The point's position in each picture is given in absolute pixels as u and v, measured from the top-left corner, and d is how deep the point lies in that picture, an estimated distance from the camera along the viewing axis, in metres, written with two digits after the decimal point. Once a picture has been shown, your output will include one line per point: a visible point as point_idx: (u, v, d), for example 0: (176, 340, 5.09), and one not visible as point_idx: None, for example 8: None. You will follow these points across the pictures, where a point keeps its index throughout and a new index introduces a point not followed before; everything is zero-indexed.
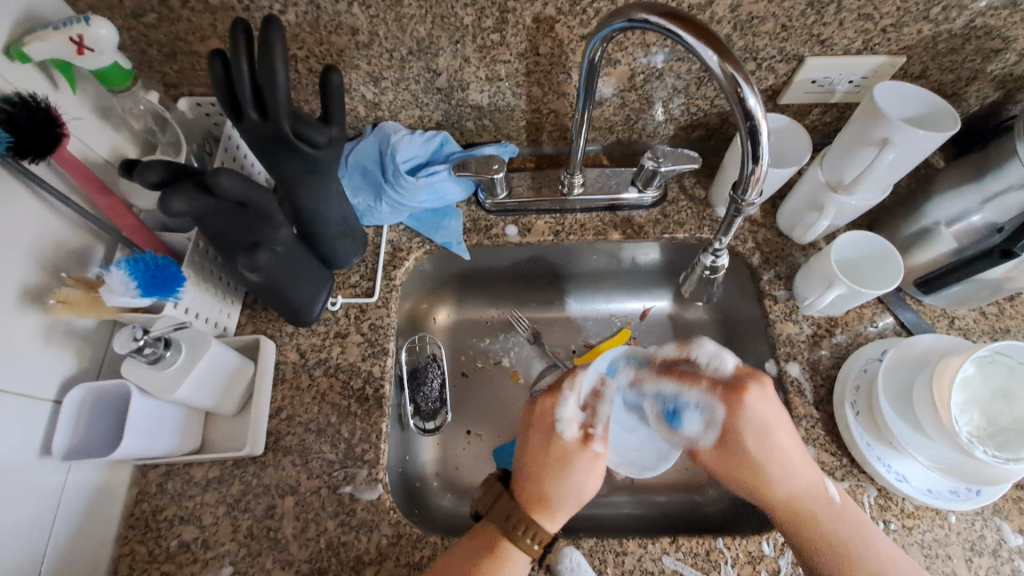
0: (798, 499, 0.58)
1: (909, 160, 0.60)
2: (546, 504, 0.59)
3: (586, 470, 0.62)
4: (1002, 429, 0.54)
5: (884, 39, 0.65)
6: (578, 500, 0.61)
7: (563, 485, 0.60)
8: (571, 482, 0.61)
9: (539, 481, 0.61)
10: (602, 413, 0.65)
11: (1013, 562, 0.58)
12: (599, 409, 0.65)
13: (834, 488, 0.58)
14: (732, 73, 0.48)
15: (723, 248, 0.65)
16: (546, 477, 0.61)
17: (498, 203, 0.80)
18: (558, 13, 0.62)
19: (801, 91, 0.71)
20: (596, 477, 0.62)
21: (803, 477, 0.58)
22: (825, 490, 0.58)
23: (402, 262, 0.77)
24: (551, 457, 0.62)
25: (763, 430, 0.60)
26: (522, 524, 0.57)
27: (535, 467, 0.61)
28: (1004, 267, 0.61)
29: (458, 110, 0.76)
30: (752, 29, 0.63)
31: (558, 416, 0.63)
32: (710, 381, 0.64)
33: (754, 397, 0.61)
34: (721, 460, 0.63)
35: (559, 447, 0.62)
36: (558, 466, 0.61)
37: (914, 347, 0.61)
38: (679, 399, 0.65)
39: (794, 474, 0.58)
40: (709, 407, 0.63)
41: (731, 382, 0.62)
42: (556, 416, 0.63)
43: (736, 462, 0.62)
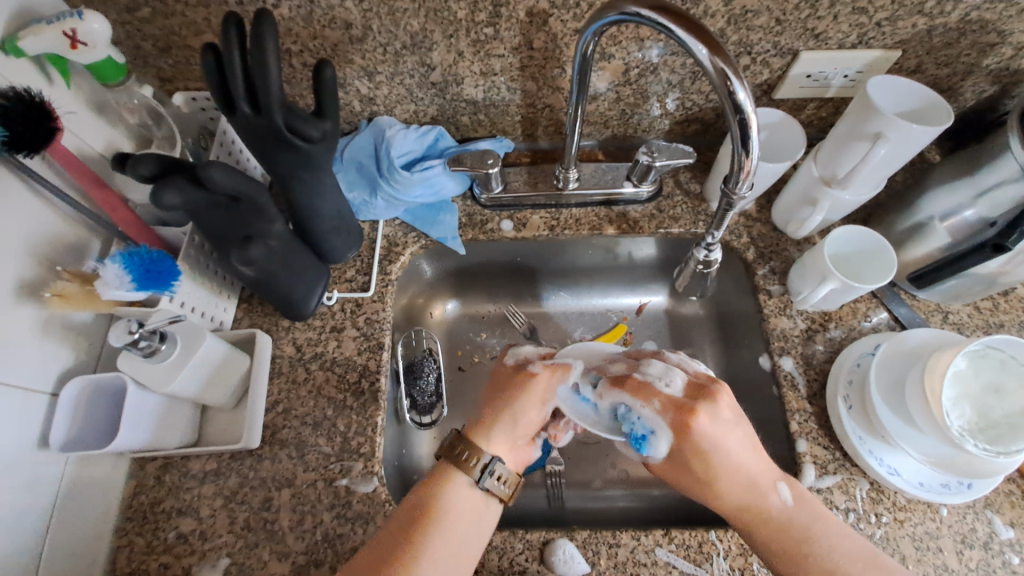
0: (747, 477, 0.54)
1: (902, 153, 0.60)
2: (486, 425, 0.60)
3: (523, 390, 0.61)
4: (993, 422, 0.54)
5: (879, 33, 0.64)
6: (517, 423, 0.60)
7: (498, 411, 0.61)
8: (511, 408, 0.60)
9: (485, 406, 0.62)
10: (554, 350, 0.63)
11: (1004, 555, 0.58)
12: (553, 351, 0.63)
13: (788, 489, 0.54)
14: (722, 66, 0.48)
15: (716, 242, 0.65)
16: (494, 400, 0.62)
17: (492, 198, 0.80)
18: (552, 6, 0.62)
19: (796, 85, 0.71)
20: (538, 402, 0.61)
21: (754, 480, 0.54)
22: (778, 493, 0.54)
23: (398, 257, 0.77)
24: (498, 387, 0.63)
25: (709, 449, 0.54)
26: (470, 452, 0.58)
27: (486, 399, 0.63)
28: (998, 261, 0.61)
29: (453, 105, 0.76)
30: (746, 23, 0.63)
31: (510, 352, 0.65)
32: (665, 399, 0.55)
33: (704, 426, 0.53)
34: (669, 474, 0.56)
35: (503, 377, 0.63)
36: (498, 395, 0.62)
37: (908, 341, 0.61)
38: (633, 416, 0.56)
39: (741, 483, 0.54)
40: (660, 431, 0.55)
41: (682, 402, 0.55)
42: (509, 352, 0.66)
43: (684, 480, 0.55)
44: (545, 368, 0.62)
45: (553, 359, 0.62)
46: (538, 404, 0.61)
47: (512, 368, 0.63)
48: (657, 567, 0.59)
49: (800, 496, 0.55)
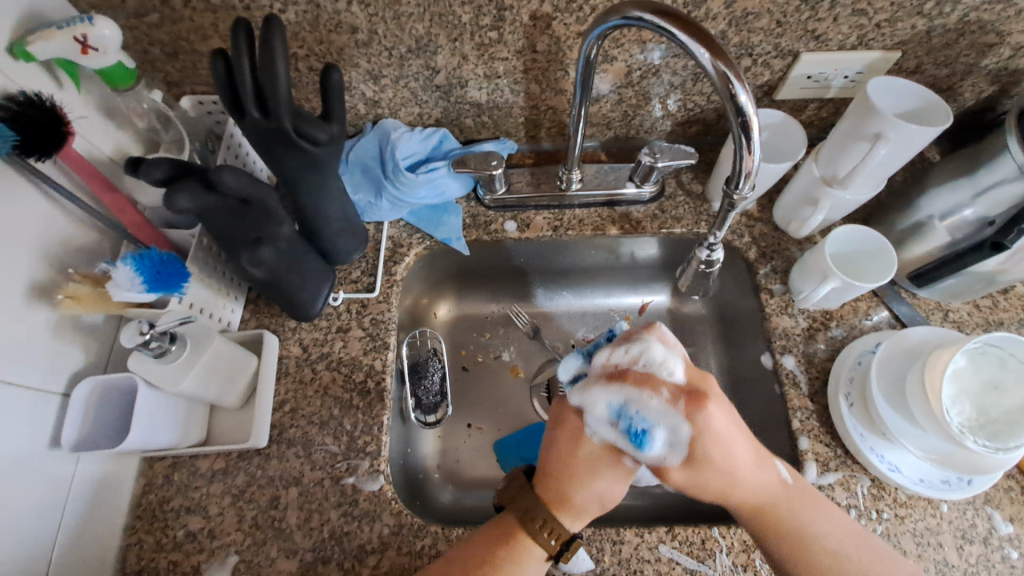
0: (754, 470, 0.53)
1: (903, 154, 0.60)
2: (573, 510, 0.54)
3: (621, 482, 0.54)
4: (992, 419, 0.55)
5: (879, 34, 0.65)
6: (605, 510, 0.56)
7: (591, 496, 0.54)
8: (606, 495, 0.55)
9: (575, 487, 0.54)
10: (654, 442, 0.56)
11: (1003, 550, 0.59)
12: (652, 438, 0.56)
13: (785, 469, 0.56)
14: (723, 70, 0.48)
15: (717, 242, 0.66)
16: (584, 484, 0.54)
17: (496, 199, 0.80)
18: (555, 10, 0.63)
19: (797, 86, 0.72)
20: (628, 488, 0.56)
21: (759, 482, 0.53)
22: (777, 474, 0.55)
23: (403, 257, 0.78)
24: (587, 470, 0.54)
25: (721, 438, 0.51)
26: (546, 525, 0.54)
27: (574, 476, 0.54)
28: (997, 260, 0.61)
29: (457, 107, 0.77)
30: (747, 25, 0.64)
31: (587, 425, 0.54)
32: (672, 387, 0.52)
33: (715, 409, 0.51)
34: (717, 422, 0.51)
35: (593, 460, 0.54)
36: (587, 474, 0.54)
37: (908, 339, 0.62)
38: (632, 410, 0.51)
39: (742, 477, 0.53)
40: (670, 420, 0.51)
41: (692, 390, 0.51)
42: (588, 426, 0.53)
43: (705, 474, 0.52)
44: (641, 462, 0.55)
45: (650, 453, 0.55)
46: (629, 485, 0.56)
47: (603, 450, 0.54)
48: (660, 563, 0.60)
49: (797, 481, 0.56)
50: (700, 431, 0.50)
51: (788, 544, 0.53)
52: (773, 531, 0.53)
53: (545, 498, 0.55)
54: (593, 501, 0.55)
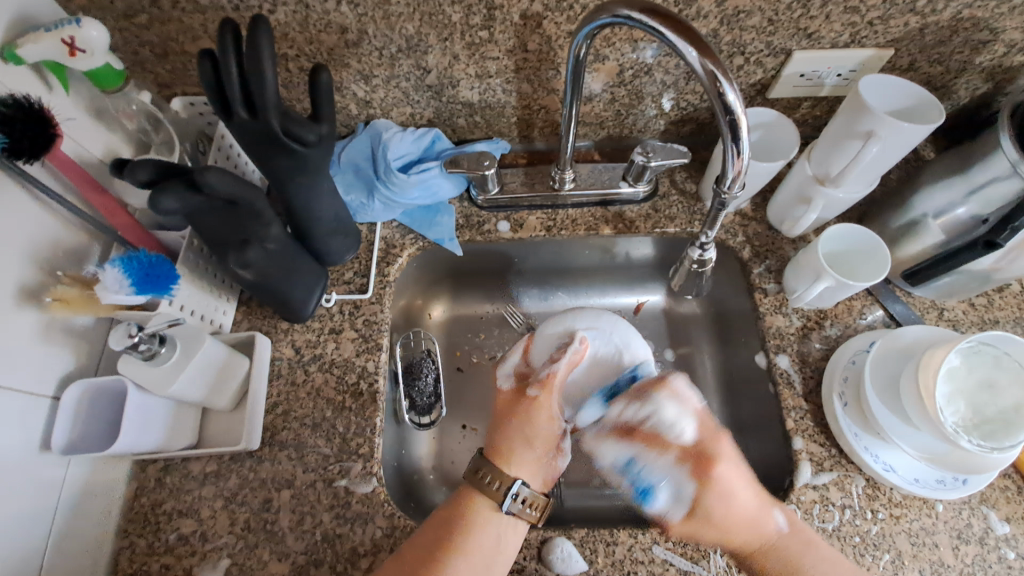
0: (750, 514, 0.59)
1: (894, 152, 0.60)
2: (503, 452, 0.64)
3: (530, 410, 0.67)
4: (987, 419, 0.55)
5: (871, 32, 0.65)
6: (533, 444, 0.65)
7: (512, 434, 0.66)
8: (525, 431, 0.66)
9: (499, 435, 0.66)
10: (554, 366, 0.69)
11: (999, 550, 0.59)
12: (558, 364, 0.69)
13: (783, 516, 0.59)
14: (711, 69, 0.48)
15: (710, 241, 0.65)
16: (504, 426, 0.67)
17: (490, 199, 0.80)
18: (546, 9, 0.63)
19: (790, 84, 0.71)
20: (547, 416, 0.67)
21: (754, 524, 0.59)
22: (771, 521, 0.59)
23: (396, 258, 0.78)
24: (506, 412, 0.69)
25: (724, 492, 0.61)
26: (492, 477, 0.62)
27: (500, 425, 0.67)
28: (991, 258, 0.61)
29: (449, 107, 0.76)
30: (739, 23, 0.63)
31: (498, 372, 0.72)
32: (680, 450, 0.64)
33: (721, 450, 0.64)
34: (732, 479, 0.62)
35: (505, 401, 0.70)
36: (506, 415, 0.68)
37: (902, 338, 0.61)
38: (639, 466, 0.65)
39: (734, 519, 0.59)
40: (680, 483, 0.63)
41: (699, 453, 0.64)
42: (497, 376, 0.72)
43: (701, 526, 0.60)
44: (541, 389, 0.68)
45: (549, 376, 0.68)
46: (548, 414, 0.67)
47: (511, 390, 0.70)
48: (654, 564, 0.59)
49: (796, 522, 0.59)
50: (704, 491, 0.62)
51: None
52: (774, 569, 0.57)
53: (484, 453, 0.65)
54: (513, 444, 0.65)
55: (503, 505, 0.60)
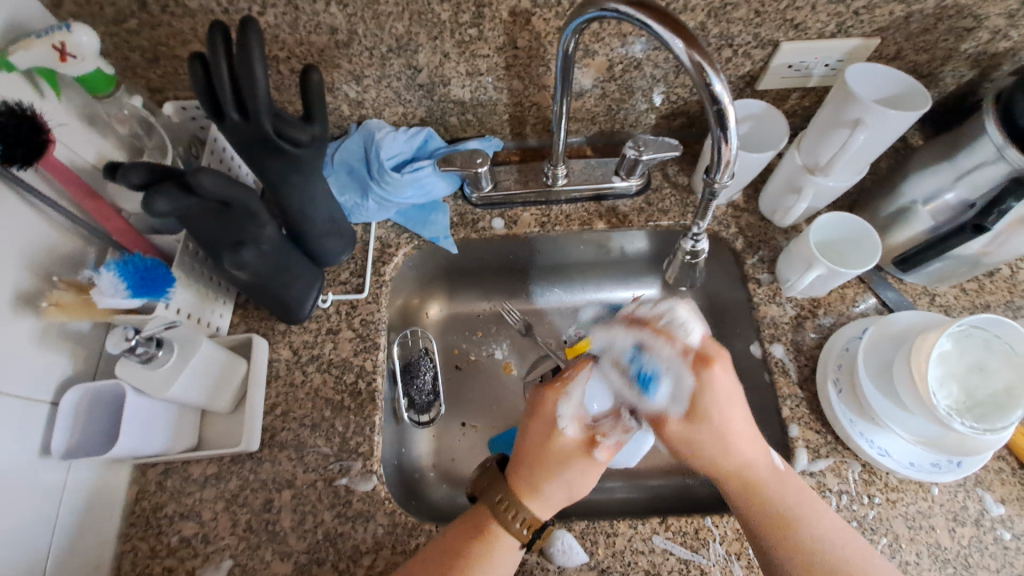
0: (751, 437, 0.56)
1: (882, 140, 0.60)
2: (547, 501, 0.57)
3: (588, 473, 0.57)
4: (979, 401, 0.55)
5: (857, 22, 0.65)
6: (573, 501, 0.57)
7: (558, 485, 0.57)
8: (573, 486, 0.57)
9: (545, 481, 0.57)
10: (622, 433, 0.60)
11: (995, 531, 0.59)
12: (622, 424, 0.61)
13: (780, 459, 0.58)
14: (698, 60, 0.49)
15: (702, 232, 0.66)
16: (555, 479, 0.56)
17: (483, 197, 0.81)
18: (534, 5, 0.63)
19: (778, 76, 0.72)
20: (598, 480, 0.59)
21: (752, 452, 0.56)
22: (771, 460, 0.57)
23: (391, 258, 0.78)
24: (555, 456, 0.57)
25: (721, 403, 0.56)
26: (513, 509, 0.56)
27: (544, 468, 0.57)
28: (980, 243, 0.61)
29: (440, 106, 0.77)
30: (726, 16, 0.64)
31: (560, 411, 0.59)
32: (685, 345, 0.59)
33: (717, 371, 0.56)
34: (725, 383, 0.56)
35: (560, 445, 0.58)
36: (558, 465, 0.57)
37: (894, 324, 0.62)
38: (642, 355, 0.61)
39: (738, 436, 0.56)
40: (679, 373, 0.58)
41: (703, 351, 0.58)
42: (558, 417, 0.59)
43: (700, 434, 0.56)
44: (607, 453, 0.58)
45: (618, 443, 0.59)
46: (598, 479, 0.59)
47: (571, 436, 0.59)
48: (654, 554, 0.60)
49: (791, 470, 0.58)
50: (703, 385, 0.56)
51: (772, 523, 0.53)
52: (757, 509, 0.54)
53: (513, 487, 0.57)
54: (558, 491, 0.57)
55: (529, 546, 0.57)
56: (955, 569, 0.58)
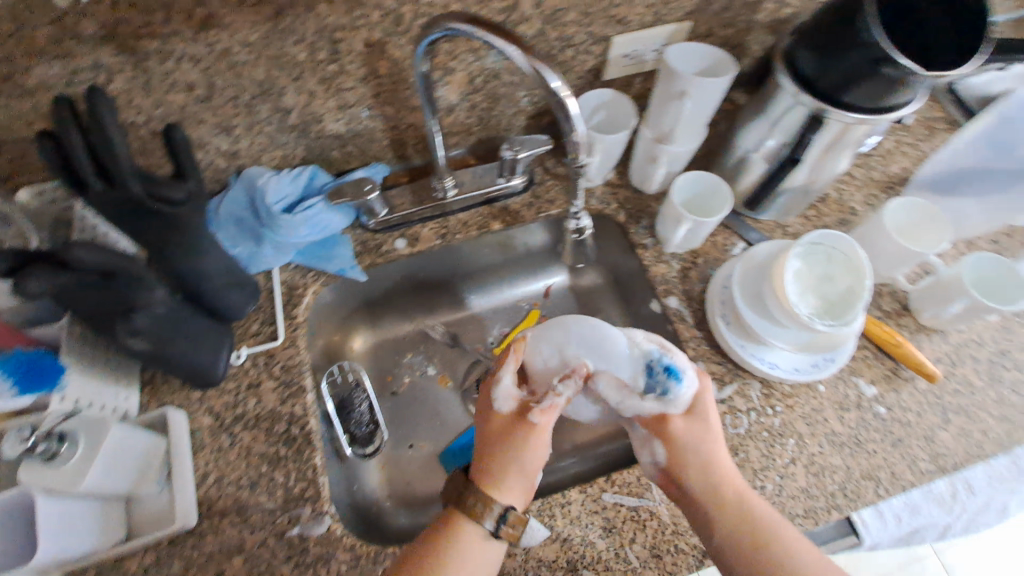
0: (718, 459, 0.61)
1: (708, 105, 0.70)
2: (492, 477, 0.59)
3: (528, 439, 0.61)
4: (831, 304, 0.66)
5: (669, 10, 0.75)
6: (525, 472, 0.60)
7: (499, 460, 0.60)
8: (516, 459, 0.60)
9: (487, 458, 0.60)
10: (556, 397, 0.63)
11: (873, 408, 0.70)
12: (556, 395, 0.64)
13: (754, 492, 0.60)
14: (535, 65, 0.55)
15: (581, 211, 0.73)
16: (495, 449, 0.61)
17: (381, 221, 0.82)
18: (387, 35, 0.66)
19: (618, 66, 0.81)
20: (541, 446, 0.61)
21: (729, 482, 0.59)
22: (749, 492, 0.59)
23: (300, 299, 0.78)
24: (495, 433, 0.62)
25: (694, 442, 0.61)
26: (478, 500, 0.57)
27: (488, 448, 0.62)
28: (802, 173, 0.73)
29: (319, 142, 0.78)
30: (559, 20, 0.71)
31: (494, 392, 0.64)
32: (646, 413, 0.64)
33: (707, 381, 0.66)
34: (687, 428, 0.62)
35: (497, 424, 0.63)
36: (497, 442, 0.62)
37: (757, 257, 0.72)
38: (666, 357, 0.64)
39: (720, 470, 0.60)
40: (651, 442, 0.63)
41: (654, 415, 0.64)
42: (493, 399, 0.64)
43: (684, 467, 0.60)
44: (542, 416, 0.62)
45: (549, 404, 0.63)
46: (541, 445, 0.61)
47: (506, 412, 0.63)
48: (607, 510, 0.64)
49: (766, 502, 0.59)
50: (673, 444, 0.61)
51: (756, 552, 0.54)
52: (743, 540, 0.55)
53: (470, 477, 0.60)
54: (503, 467, 0.60)
55: (491, 529, 0.56)
56: (849, 448, 0.68)
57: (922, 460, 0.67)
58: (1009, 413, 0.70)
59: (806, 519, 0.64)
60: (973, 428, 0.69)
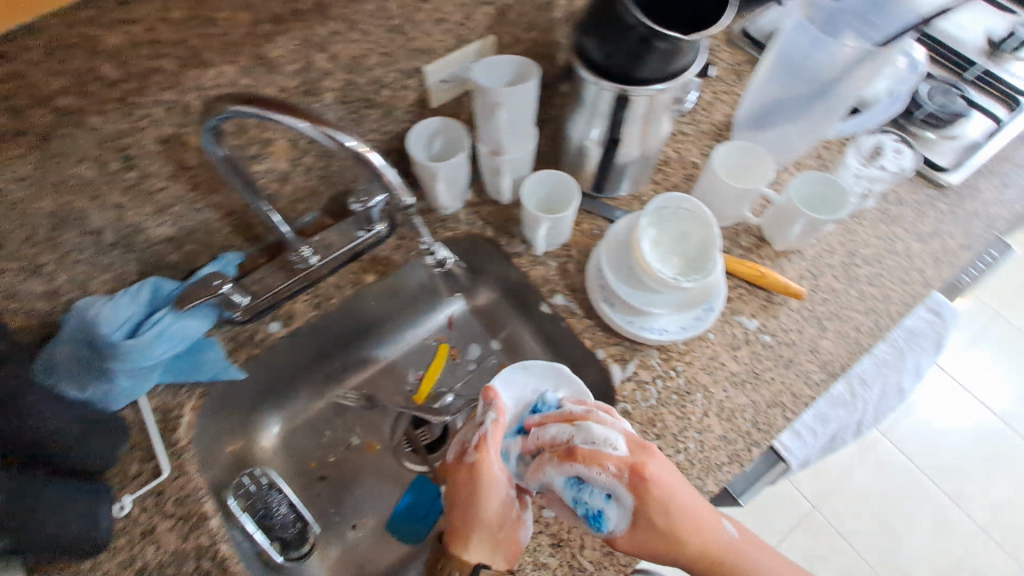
0: (686, 517, 0.56)
1: (525, 111, 0.72)
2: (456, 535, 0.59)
3: (474, 483, 0.60)
4: (692, 259, 0.70)
5: (468, 29, 0.76)
6: (483, 519, 0.58)
7: (458, 512, 0.60)
8: (470, 507, 0.59)
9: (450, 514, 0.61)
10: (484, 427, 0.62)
11: (760, 339, 0.74)
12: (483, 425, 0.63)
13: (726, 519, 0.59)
14: (326, 131, 0.55)
15: (433, 246, 0.80)
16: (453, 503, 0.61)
17: (247, 310, 0.77)
18: (179, 127, 0.62)
19: (441, 91, 0.82)
20: (490, 486, 0.59)
21: (700, 532, 0.56)
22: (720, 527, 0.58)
23: (179, 419, 0.71)
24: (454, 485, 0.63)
25: (658, 515, 0.55)
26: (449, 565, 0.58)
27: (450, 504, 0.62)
28: (630, 147, 0.77)
29: (150, 252, 0.72)
30: (361, 66, 0.71)
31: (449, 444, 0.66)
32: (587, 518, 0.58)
33: (656, 471, 0.55)
34: (644, 508, 0.55)
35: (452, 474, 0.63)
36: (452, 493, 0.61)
37: (617, 236, 0.75)
38: (585, 492, 0.56)
39: (688, 526, 0.56)
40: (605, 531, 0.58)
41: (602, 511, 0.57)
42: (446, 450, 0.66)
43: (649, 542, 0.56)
44: (477, 455, 0.61)
45: (482, 439, 0.61)
46: (490, 484, 0.59)
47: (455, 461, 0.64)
48: (551, 526, 0.64)
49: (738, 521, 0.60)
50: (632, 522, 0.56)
51: None
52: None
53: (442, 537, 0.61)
54: (462, 518, 0.59)
55: None
56: (750, 384, 0.71)
57: (813, 372, 0.72)
58: (872, 304, 0.77)
59: (732, 464, 0.67)
60: (846, 328, 0.75)
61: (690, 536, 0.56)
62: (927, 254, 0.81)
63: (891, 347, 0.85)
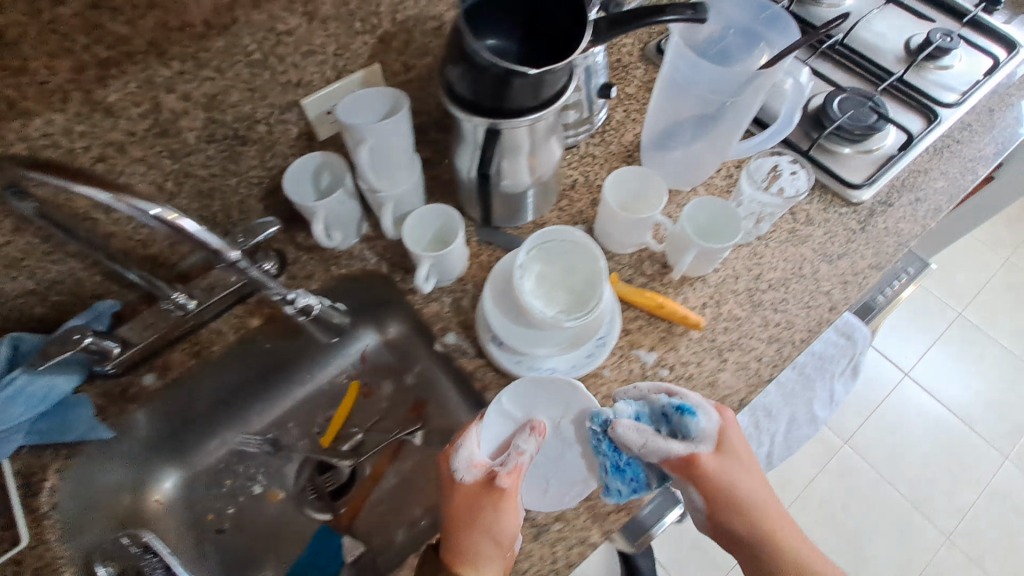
0: (753, 467, 0.63)
1: (400, 145, 0.69)
2: (470, 558, 0.58)
3: (499, 508, 0.59)
4: (578, 294, 0.67)
5: (346, 59, 0.72)
6: (499, 542, 0.59)
7: (468, 538, 0.58)
8: (485, 529, 0.58)
9: (458, 532, 0.59)
10: (521, 454, 0.61)
11: (658, 375, 0.71)
12: (519, 452, 0.61)
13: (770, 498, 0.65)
14: (122, 199, 0.49)
15: (291, 294, 0.68)
16: (460, 526, 0.59)
17: (119, 363, 0.72)
18: None
19: (327, 124, 0.77)
20: (512, 513, 0.60)
21: (760, 490, 0.62)
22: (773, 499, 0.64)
23: (42, 484, 0.67)
24: (460, 504, 0.61)
25: (737, 452, 0.62)
26: None
27: (456, 522, 0.60)
28: (520, 178, 0.74)
29: (9, 306, 0.69)
30: (223, 104, 0.67)
31: (455, 465, 0.62)
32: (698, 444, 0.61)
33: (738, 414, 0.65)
34: (737, 439, 0.63)
35: (464, 495, 0.61)
36: (463, 514, 0.60)
37: (500, 270, 0.71)
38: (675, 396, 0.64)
39: (754, 478, 0.62)
40: (703, 442, 0.62)
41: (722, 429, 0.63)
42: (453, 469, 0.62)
43: (727, 472, 0.61)
44: (510, 480, 0.60)
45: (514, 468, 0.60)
46: (512, 510, 0.60)
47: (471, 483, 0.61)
48: None
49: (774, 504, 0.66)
50: (730, 441, 0.62)
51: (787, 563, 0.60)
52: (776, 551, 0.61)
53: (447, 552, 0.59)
54: (473, 541, 0.58)
55: None
56: None
57: None
58: (775, 332, 0.74)
59: (619, 512, 0.64)
60: (747, 360, 0.72)
61: (749, 491, 0.61)
62: (834, 276, 0.78)
63: (798, 374, 0.85)
